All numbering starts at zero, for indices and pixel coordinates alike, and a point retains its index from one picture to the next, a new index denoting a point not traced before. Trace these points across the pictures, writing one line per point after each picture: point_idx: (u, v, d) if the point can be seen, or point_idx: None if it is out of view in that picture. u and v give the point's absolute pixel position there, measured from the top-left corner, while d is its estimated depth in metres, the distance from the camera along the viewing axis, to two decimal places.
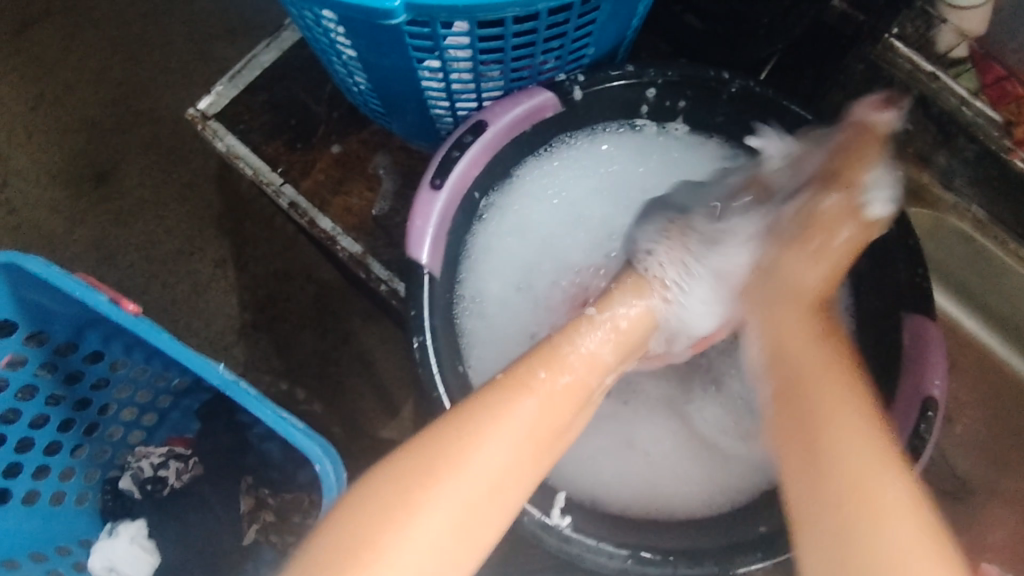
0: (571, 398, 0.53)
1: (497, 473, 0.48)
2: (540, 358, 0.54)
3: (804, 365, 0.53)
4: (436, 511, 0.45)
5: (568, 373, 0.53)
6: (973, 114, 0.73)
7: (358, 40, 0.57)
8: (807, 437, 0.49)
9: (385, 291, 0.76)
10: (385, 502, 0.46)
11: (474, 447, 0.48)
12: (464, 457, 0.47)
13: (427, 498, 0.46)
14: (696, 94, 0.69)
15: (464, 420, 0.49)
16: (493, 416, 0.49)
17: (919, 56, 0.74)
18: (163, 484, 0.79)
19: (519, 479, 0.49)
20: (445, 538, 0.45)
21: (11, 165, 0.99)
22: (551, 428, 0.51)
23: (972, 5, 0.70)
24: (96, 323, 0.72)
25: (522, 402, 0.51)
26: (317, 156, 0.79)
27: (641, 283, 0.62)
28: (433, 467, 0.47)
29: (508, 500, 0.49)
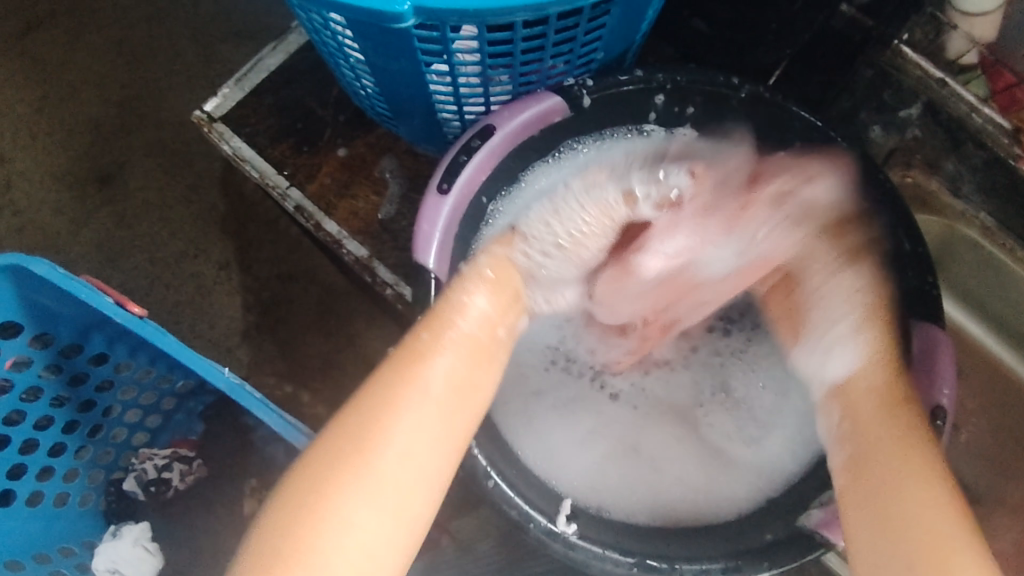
0: (471, 355, 0.56)
1: (404, 439, 0.52)
2: (439, 324, 0.57)
3: (878, 432, 0.55)
4: (353, 494, 0.50)
5: (448, 329, 0.56)
6: (982, 120, 0.72)
7: (367, 43, 0.57)
8: (882, 507, 0.51)
9: (391, 295, 0.76)
10: (310, 485, 0.50)
11: (385, 426, 0.52)
12: (373, 437, 0.51)
13: (343, 485, 0.50)
14: (705, 101, 0.69)
15: (370, 398, 0.53)
16: (396, 390, 0.53)
17: (928, 62, 0.74)
18: (167, 485, 0.79)
19: (437, 442, 0.53)
20: (372, 513, 0.50)
21: (17, 166, 0.99)
22: (453, 381, 0.55)
23: (982, 11, 0.70)
24: (102, 326, 0.71)
25: (424, 369, 0.54)
26: (323, 159, 0.79)
27: (509, 253, 0.64)
28: (343, 453, 0.51)
29: (432, 466, 0.53)
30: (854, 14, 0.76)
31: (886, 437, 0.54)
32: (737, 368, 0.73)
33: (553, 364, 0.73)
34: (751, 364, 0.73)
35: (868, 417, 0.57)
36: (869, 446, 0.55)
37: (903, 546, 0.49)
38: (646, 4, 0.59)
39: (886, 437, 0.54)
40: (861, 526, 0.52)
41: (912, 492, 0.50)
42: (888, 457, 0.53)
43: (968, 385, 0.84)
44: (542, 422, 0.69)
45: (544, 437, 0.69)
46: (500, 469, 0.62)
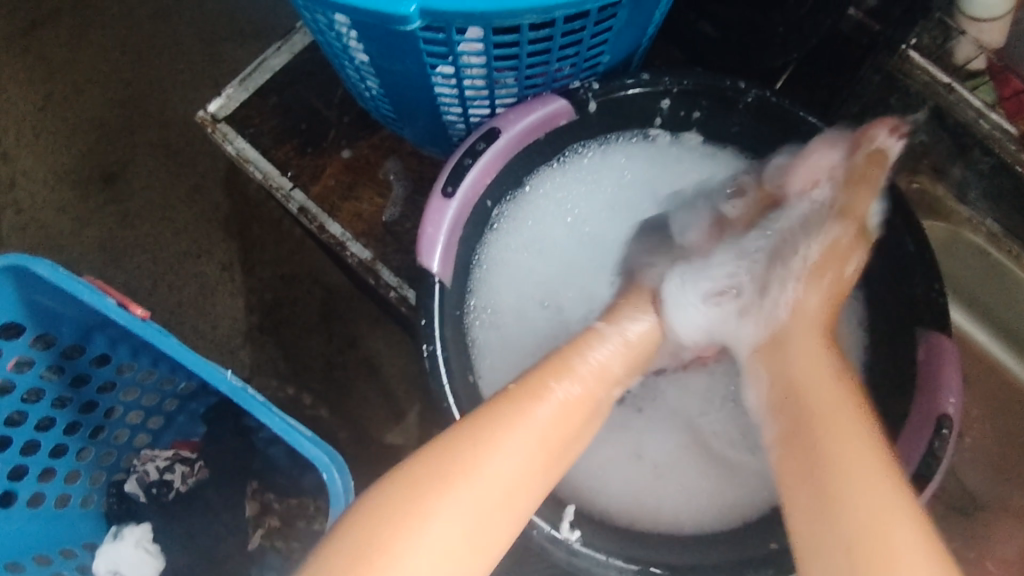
0: (580, 407, 0.53)
1: (512, 480, 0.48)
2: (550, 369, 0.54)
3: (809, 382, 0.53)
4: (448, 518, 0.46)
5: (578, 384, 0.54)
6: (989, 126, 0.72)
7: (372, 45, 0.56)
8: (813, 461, 0.48)
9: (395, 298, 0.76)
10: (399, 506, 0.46)
11: (491, 453, 0.48)
12: (477, 462, 0.48)
13: (439, 501, 0.46)
14: (711, 105, 0.68)
15: (480, 425, 0.50)
16: (508, 422, 0.50)
17: (935, 68, 0.73)
18: (168, 487, 0.79)
19: (529, 488, 0.49)
20: (462, 541, 0.46)
21: (20, 165, 0.99)
22: (560, 429, 0.52)
23: (991, 17, 0.71)
24: (104, 327, 0.71)
25: (536, 410, 0.51)
26: (327, 161, 0.79)
27: (648, 299, 0.64)
28: (445, 470, 0.47)
29: (519, 509, 0.49)
30: (861, 18, 0.76)
31: (823, 401, 0.51)
32: (745, 374, 0.72)
33: None
34: None
35: (811, 378, 0.53)
36: (807, 411, 0.51)
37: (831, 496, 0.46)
38: (654, 7, 0.59)
39: (822, 401, 0.51)
40: (801, 494, 0.48)
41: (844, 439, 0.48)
42: (817, 404, 0.51)
43: (974, 392, 0.84)
44: None
45: None
46: None
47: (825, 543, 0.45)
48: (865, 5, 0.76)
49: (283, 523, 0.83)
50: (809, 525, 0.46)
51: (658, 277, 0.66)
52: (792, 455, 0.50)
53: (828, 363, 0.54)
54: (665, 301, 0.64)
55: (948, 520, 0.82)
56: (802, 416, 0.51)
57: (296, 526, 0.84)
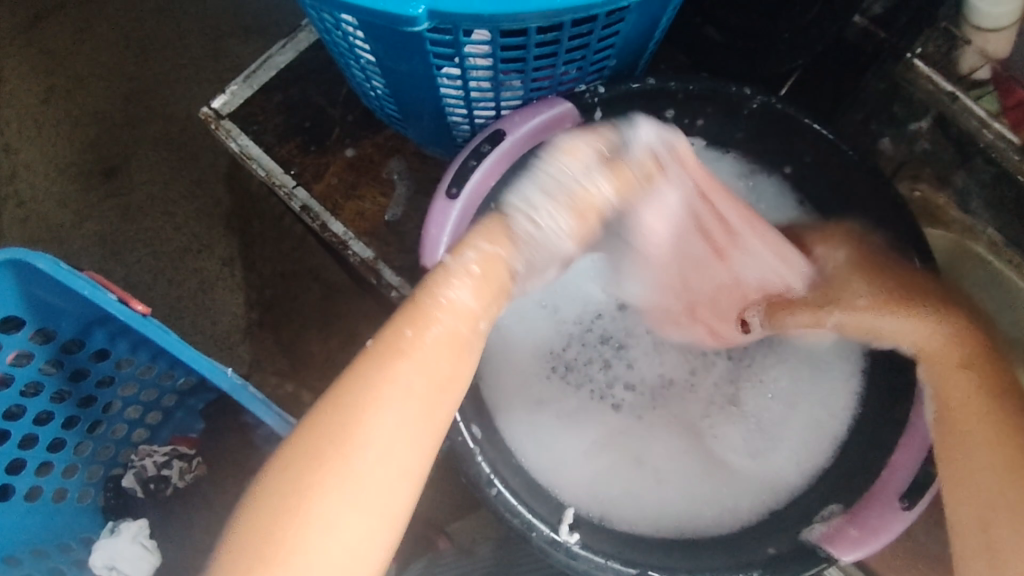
0: (450, 347, 0.51)
1: (389, 437, 0.49)
2: (404, 334, 0.50)
3: (967, 412, 0.57)
4: (330, 498, 0.47)
5: (435, 326, 0.51)
6: (992, 136, 0.72)
7: (378, 44, 0.56)
8: (962, 441, 0.57)
9: (396, 298, 0.76)
10: (282, 496, 0.48)
11: (361, 432, 0.48)
12: (347, 442, 0.48)
13: (325, 491, 0.48)
14: (717, 110, 0.69)
15: (345, 396, 0.49)
16: (371, 387, 0.49)
17: (939, 75, 0.74)
18: (166, 483, 0.79)
19: (419, 440, 0.50)
20: (355, 507, 0.48)
21: (21, 157, 0.99)
22: (430, 373, 0.50)
23: (996, 28, 0.72)
24: (105, 321, 0.72)
25: (399, 368, 0.50)
26: (331, 159, 0.79)
27: (497, 226, 0.54)
28: (320, 457, 0.48)
29: (410, 467, 0.50)
30: (866, 26, 0.77)
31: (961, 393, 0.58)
32: (746, 384, 0.71)
33: (554, 372, 0.71)
34: (756, 376, 0.72)
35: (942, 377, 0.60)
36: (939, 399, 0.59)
37: (988, 526, 0.54)
38: (661, 10, 0.59)
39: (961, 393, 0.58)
40: (949, 461, 0.57)
41: (994, 455, 0.55)
42: (974, 405, 0.57)
43: None
44: (550, 431, 0.69)
45: (548, 446, 0.68)
46: (503, 478, 0.62)
47: (964, 510, 0.56)
48: (870, 12, 0.77)
49: None
50: (951, 496, 0.57)
51: (525, 180, 0.55)
52: (958, 494, 0.56)
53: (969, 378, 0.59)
54: (518, 229, 0.54)
55: None
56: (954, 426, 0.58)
57: None
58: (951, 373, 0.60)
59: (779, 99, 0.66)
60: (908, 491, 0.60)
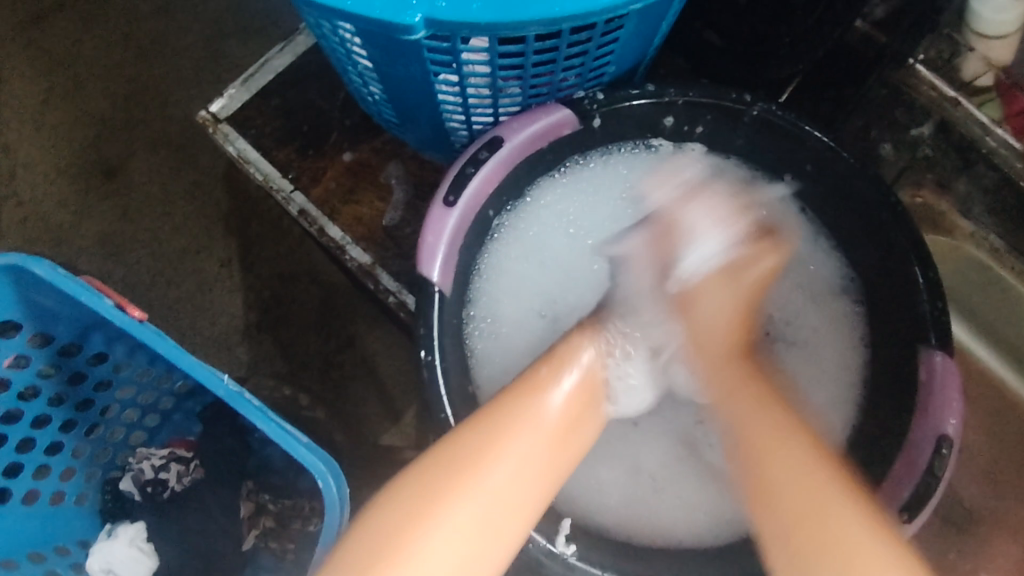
0: (583, 396, 0.55)
1: (524, 463, 0.49)
2: (545, 381, 0.55)
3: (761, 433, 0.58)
4: (462, 508, 0.46)
5: (570, 375, 0.55)
6: (994, 142, 0.75)
7: (375, 50, 0.56)
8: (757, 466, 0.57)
9: (394, 303, 0.76)
10: (408, 506, 0.46)
11: (501, 441, 0.50)
12: (490, 448, 0.49)
13: (461, 491, 0.47)
14: (716, 117, 0.68)
15: (487, 419, 0.51)
16: (512, 411, 0.52)
17: (941, 82, 0.76)
18: (163, 486, 0.79)
19: (541, 477, 0.50)
20: (480, 534, 0.46)
21: (20, 158, 0.99)
22: (564, 417, 0.53)
23: (999, 35, 0.74)
24: (103, 326, 0.71)
25: (536, 400, 0.53)
26: (329, 163, 0.79)
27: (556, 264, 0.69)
28: (459, 458, 0.49)
29: (531, 500, 0.49)
30: (868, 30, 0.76)
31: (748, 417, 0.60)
32: None
33: None
34: None
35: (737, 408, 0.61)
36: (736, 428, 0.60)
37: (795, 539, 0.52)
38: (661, 16, 0.58)
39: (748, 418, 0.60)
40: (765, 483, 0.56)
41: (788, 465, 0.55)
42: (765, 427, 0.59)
43: (974, 407, 0.82)
44: None
45: None
46: None
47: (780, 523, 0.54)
48: (872, 17, 0.75)
49: (278, 523, 0.83)
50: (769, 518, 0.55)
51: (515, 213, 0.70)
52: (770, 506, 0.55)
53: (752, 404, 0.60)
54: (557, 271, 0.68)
55: (941, 534, 0.80)
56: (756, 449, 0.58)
57: (291, 527, 0.84)
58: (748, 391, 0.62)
59: (780, 107, 0.66)
60: (908, 505, 0.59)
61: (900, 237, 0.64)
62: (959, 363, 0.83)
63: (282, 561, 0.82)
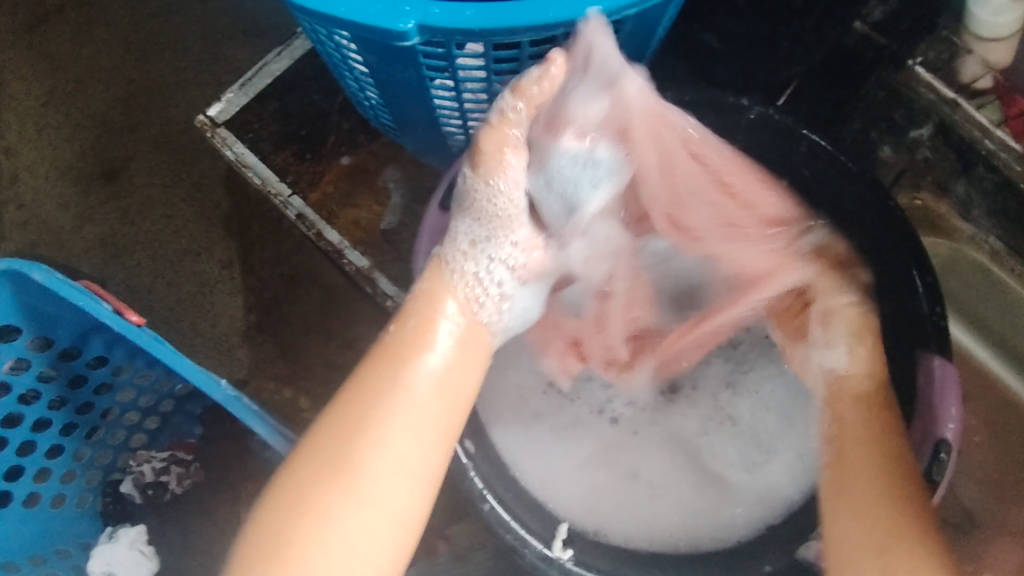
0: (457, 342, 0.56)
1: (391, 445, 0.52)
2: (409, 341, 0.55)
3: (858, 456, 0.57)
4: (340, 502, 0.50)
5: (413, 317, 0.56)
6: (995, 145, 0.73)
7: (370, 55, 0.56)
8: (852, 480, 0.56)
9: (391, 306, 0.75)
10: (289, 511, 0.50)
11: (364, 441, 0.51)
12: (352, 446, 0.51)
13: (335, 486, 0.50)
14: (714, 122, 0.68)
15: (344, 402, 0.53)
16: (361, 396, 0.53)
17: (940, 83, 0.74)
18: (164, 489, 0.79)
19: (429, 437, 0.53)
20: (365, 520, 0.50)
21: (21, 160, 0.99)
22: (438, 374, 0.54)
23: (998, 37, 0.72)
24: (100, 330, 0.72)
25: (388, 369, 0.53)
26: (326, 167, 0.80)
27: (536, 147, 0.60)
28: (327, 466, 0.51)
29: (415, 464, 0.52)
30: (867, 32, 0.77)
31: (866, 438, 0.58)
32: (743, 395, 0.72)
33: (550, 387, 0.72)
34: (755, 388, 0.71)
35: (857, 423, 0.59)
36: (844, 439, 0.59)
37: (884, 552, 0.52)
38: (656, 20, 0.58)
39: (865, 437, 0.58)
40: (849, 503, 0.55)
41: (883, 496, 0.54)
42: (867, 455, 0.57)
43: (975, 408, 0.82)
44: (543, 445, 0.69)
45: (545, 459, 0.69)
46: (497, 494, 0.63)
47: (859, 539, 0.53)
48: (870, 18, 0.77)
49: None
50: (842, 530, 0.54)
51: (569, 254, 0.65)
52: (845, 519, 0.55)
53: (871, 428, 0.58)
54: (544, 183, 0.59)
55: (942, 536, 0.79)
56: (850, 468, 0.57)
57: None
58: (866, 407, 0.60)
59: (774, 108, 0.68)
60: None
61: (894, 237, 0.65)
62: (960, 365, 0.83)
63: None
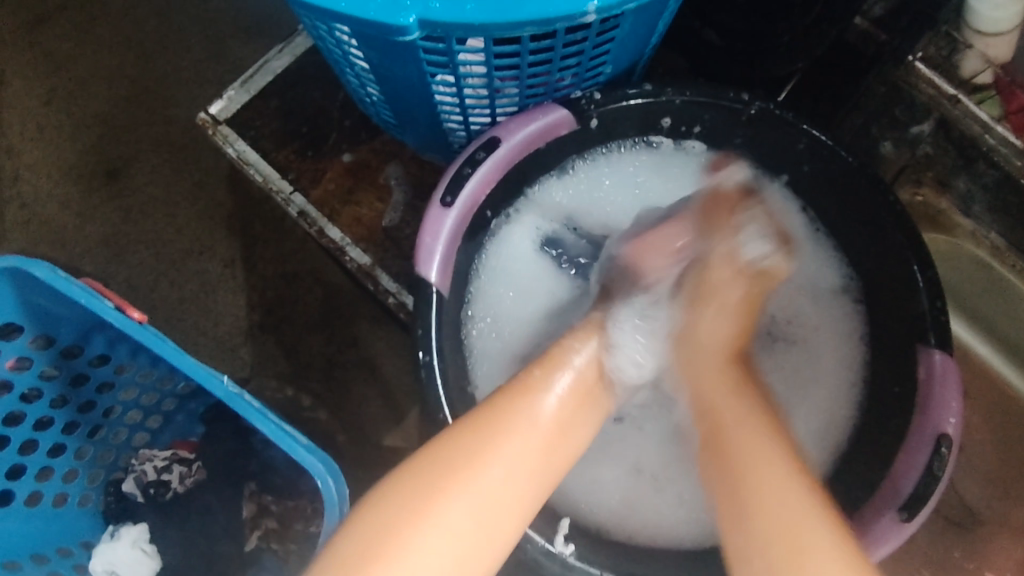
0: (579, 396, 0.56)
1: (515, 464, 0.50)
2: (544, 384, 0.55)
3: (736, 448, 0.54)
4: (459, 500, 0.47)
5: (562, 373, 0.56)
6: (995, 140, 0.73)
7: (372, 51, 0.56)
8: (734, 477, 0.53)
9: (393, 304, 0.76)
10: (408, 499, 0.47)
11: (494, 453, 0.50)
12: (481, 456, 0.49)
13: (460, 487, 0.48)
14: (714, 117, 0.69)
15: (483, 421, 0.52)
16: (503, 418, 0.52)
17: (941, 79, 0.74)
18: (166, 488, 0.79)
19: (535, 474, 0.51)
20: (467, 529, 0.47)
21: (23, 160, 0.99)
22: (563, 424, 0.54)
23: (999, 32, 0.73)
24: (102, 327, 0.72)
25: (530, 406, 0.53)
26: (327, 165, 0.79)
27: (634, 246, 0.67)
28: (452, 466, 0.49)
29: (524, 496, 0.50)
30: (867, 27, 0.79)
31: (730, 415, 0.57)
32: None
33: None
34: None
35: (727, 402, 0.58)
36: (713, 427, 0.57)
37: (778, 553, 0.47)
38: (657, 15, 0.58)
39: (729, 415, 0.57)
40: (734, 498, 0.52)
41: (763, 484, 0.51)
42: (748, 441, 0.54)
43: (976, 405, 0.82)
44: None
45: None
46: None
47: (746, 534, 0.50)
48: (870, 14, 0.79)
49: (281, 525, 0.82)
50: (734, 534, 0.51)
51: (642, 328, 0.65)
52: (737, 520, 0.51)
53: (749, 410, 0.57)
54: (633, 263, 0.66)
55: (944, 533, 0.79)
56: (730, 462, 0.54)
57: (293, 528, 0.82)
58: (731, 396, 0.58)
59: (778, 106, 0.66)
60: (908, 503, 0.59)
61: (895, 232, 0.65)
62: (961, 361, 0.83)
63: (284, 561, 0.80)
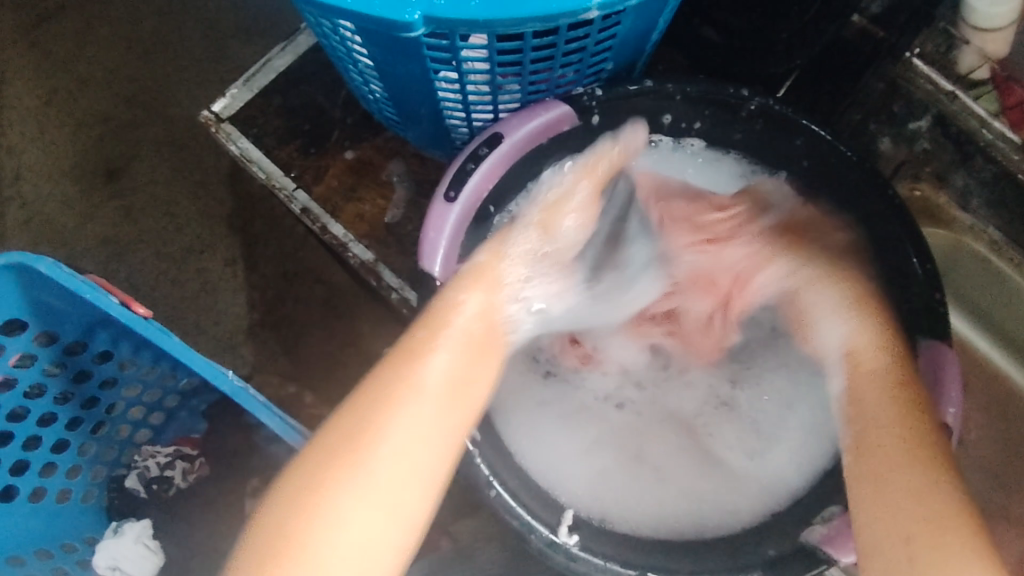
0: (467, 352, 0.60)
1: (402, 442, 0.54)
2: (424, 346, 0.58)
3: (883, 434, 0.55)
4: (349, 491, 0.52)
5: (443, 329, 0.59)
6: (992, 134, 0.76)
7: (376, 48, 0.56)
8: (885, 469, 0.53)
9: (397, 299, 0.77)
10: (300, 494, 0.52)
11: (379, 436, 0.54)
12: (364, 440, 0.54)
13: (345, 476, 0.53)
14: (715, 113, 0.70)
15: (361, 403, 0.55)
16: (383, 398, 0.55)
17: (938, 74, 0.77)
18: (168, 483, 0.80)
19: (431, 440, 0.56)
20: (374, 516, 0.52)
21: (24, 159, 0.99)
22: (450, 381, 0.58)
23: (995, 28, 0.75)
24: (107, 323, 0.72)
25: (412, 372, 0.57)
26: (330, 162, 0.79)
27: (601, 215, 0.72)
28: (336, 453, 0.53)
29: (421, 467, 0.55)
30: (865, 25, 0.79)
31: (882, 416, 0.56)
32: (744, 386, 0.74)
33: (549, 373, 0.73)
34: (756, 379, 0.73)
35: (873, 399, 0.58)
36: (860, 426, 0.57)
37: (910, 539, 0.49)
38: (658, 11, 0.59)
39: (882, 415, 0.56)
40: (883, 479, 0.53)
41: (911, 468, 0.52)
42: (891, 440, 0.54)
43: (974, 398, 0.83)
44: (549, 432, 0.71)
45: (549, 448, 0.70)
46: (502, 480, 0.62)
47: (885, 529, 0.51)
48: (869, 12, 0.79)
49: None
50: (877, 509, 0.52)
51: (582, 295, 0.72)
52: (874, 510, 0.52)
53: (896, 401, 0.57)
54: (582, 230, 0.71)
55: None
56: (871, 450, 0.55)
57: None
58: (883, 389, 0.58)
59: (779, 103, 0.67)
60: None
61: (894, 225, 0.66)
62: (959, 355, 0.84)
63: None
